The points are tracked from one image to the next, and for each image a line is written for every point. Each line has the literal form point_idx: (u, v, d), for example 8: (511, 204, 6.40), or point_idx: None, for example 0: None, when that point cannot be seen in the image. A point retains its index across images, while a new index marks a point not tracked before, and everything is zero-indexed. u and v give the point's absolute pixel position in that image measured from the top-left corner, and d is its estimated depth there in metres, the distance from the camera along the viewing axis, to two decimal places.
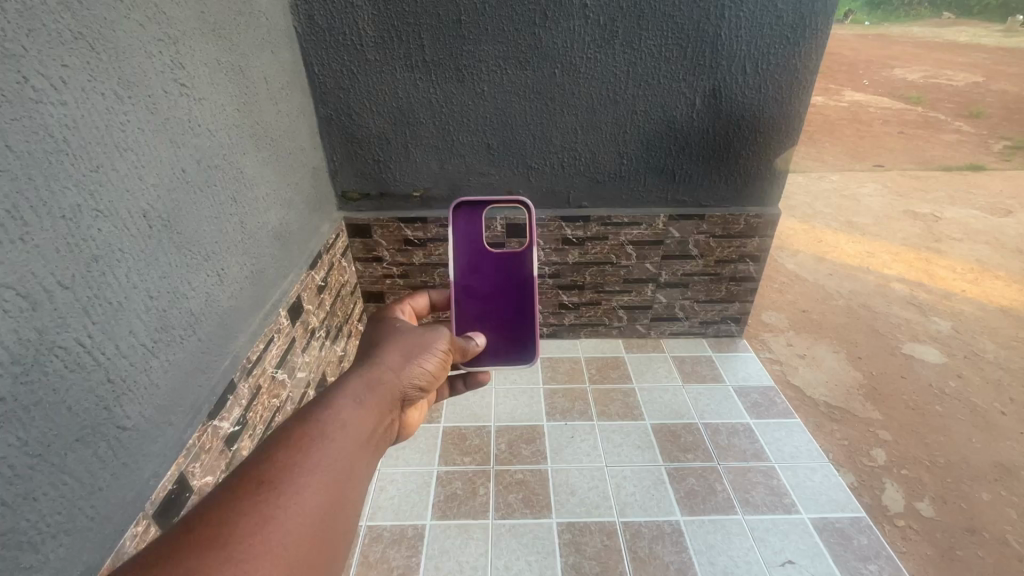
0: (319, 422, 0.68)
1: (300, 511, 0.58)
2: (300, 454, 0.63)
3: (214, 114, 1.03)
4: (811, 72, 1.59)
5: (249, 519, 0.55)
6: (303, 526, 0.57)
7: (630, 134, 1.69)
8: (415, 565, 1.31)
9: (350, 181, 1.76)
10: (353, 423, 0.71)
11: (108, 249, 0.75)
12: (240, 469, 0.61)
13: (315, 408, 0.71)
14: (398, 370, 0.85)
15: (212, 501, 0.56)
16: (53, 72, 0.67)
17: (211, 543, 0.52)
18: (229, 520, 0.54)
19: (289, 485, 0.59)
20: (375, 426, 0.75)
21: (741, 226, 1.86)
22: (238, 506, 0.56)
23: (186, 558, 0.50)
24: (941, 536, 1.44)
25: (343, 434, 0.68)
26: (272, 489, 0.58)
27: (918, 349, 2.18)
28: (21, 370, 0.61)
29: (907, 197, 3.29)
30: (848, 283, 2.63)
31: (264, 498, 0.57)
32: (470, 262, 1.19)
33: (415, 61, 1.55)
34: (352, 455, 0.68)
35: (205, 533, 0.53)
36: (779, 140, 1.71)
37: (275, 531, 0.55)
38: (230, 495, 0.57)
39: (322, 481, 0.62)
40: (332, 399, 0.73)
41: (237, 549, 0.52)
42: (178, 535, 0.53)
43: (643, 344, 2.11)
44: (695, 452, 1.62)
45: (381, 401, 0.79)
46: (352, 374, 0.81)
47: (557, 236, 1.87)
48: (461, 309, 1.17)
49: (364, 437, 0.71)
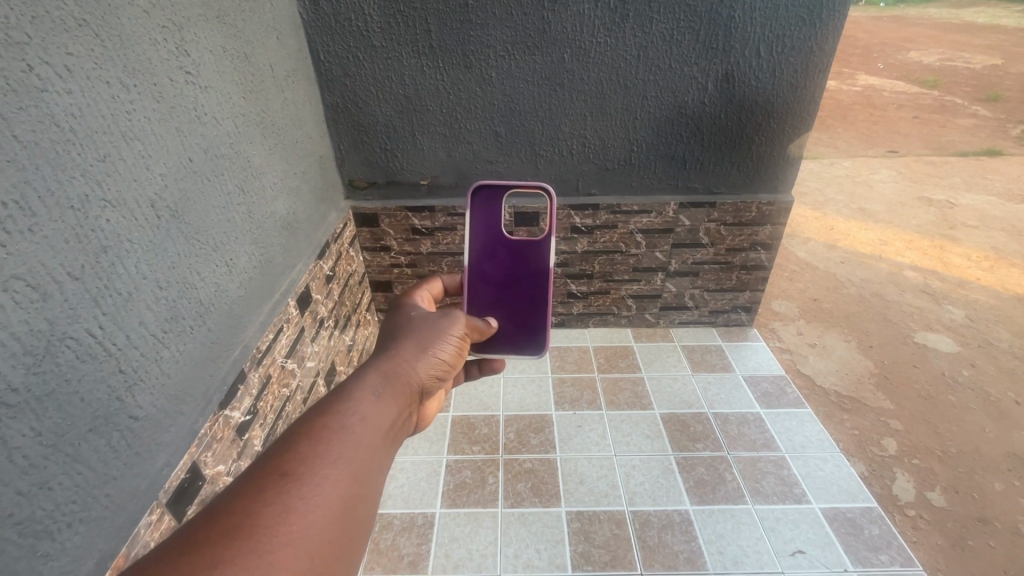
0: (340, 415, 0.68)
1: (322, 503, 0.58)
2: (320, 445, 0.63)
3: (219, 102, 1.02)
4: (827, 55, 1.55)
5: (272, 511, 0.55)
6: (326, 517, 0.57)
7: (641, 120, 1.66)
8: (425, 553, 1.32)
9: (358, 170, 1.75)
10: (372, 415, 0.71)
11: (118, 239, 0.74)
12: (263, 460, 0.61)
13: (335, 400, 0.71)
14: (416, 360, 0.85)
15: (236, 492, 0.57)
16: (58, 60, 0.66)
17: (236, 535, 0.52)
18: (253, 511, 0.55)
19: (311, 477, 0.59)
20: (395, 418, 0.75)
21: (753, 213, 1.84)
22: (260, 497, 0.56)
23: (210, 551, 0.51)
24: (952, 525, 1.43)
25: (363, 425, 0.68)
26: (294, 480, 0.58)
27: (931, 337, 2.15)
28: (34, 361, 0.61)
29: (921, 182, 3.21)
30: (861, 272, 2.56)
31: (286, 489, 0.57)
32: (487, 247, 1.18)
33: (421, 47, 1.52)
34: (373, 446, 0.68)
35: (230, 525, 0.53)
36: (793, 125, 1.68)
37: (299, 521, 0.55)
38: (253, 485, 0.57)
39: (343, 472, 0.62)
40: (351, 391, 0.73)
41: (260, 540, 0.52)
42: (203, 527, 0.53)
43: (651, 334, 2.10)
44: (704, 441, 1.61)
45: (400, 391, 0.78)
46: (370, 365, 0.81)
47: (566, 224, 1.85)
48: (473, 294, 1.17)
49: (384, 428, 0.71)
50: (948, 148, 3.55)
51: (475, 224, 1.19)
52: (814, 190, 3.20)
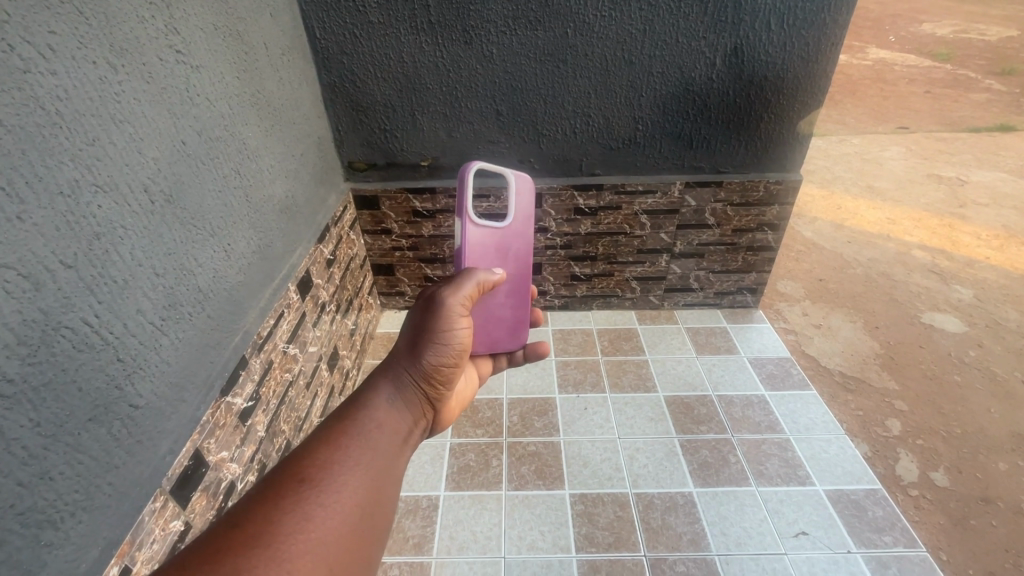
0: (353, 425, 0.74)
1: (337, 509, 0.64)
2: (335, 454, 0.69)
3: (212, 82, 0.99)
4: (840, 27, 1.50)
5: (292, 517, 0.61)
6: (341, 523, 0.63)
7: (647, 97, 1.62)
8: (430, 534, 1.33)
9: (357, 151, 1.71)
10: (384, 423, 0.77)
11: (111, 226, 0.73)
12: (281, 468, 0.67)
13: (348, 410, 0.77)
14: (424, 367, 0.85)
15: (257, 499, 0.62)
16: (41, 39, 0.64)
17: (257, 542, 0.57)
18: (273, 519, 0.60)
19: (327, 485, 0.65)
20: (406, 424, 0.81)
21: (760, 193, 1.80)
22: (281, 505, 0.61)
23: (233, 557, 0.56)
24: (954, 505, 1.43)
25: (376, 435, 0.74)
26: (312, 488, 0.64)
27: (938, 317, 2.12)
28: (29, 351, 0.60)
29: (932, 158, 3.15)
30: (869, 251, 2.52)
31: (305, 498, 0.63)
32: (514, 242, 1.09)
33: (419, 23, 1.48)
34: (383, 453, 0.74)
35: (251, 532, 0.58)
36: (803, 101, 1.63)
37: (315, 528, 0.61)
38: (273, 494, 0.63)
39: (357, 480, 0.68)
40: (364, 401, 0.79)
41: (279, 547, 0.58)
42: (226, 534, 0.58)
43: (655, 316, 2.08)
44: (708, 424, 1.61)
45: (407, 400, 0.83)
46: (379, 373, 0.84)
47: (569, 206, 1.82)
48: (519, 297, 1.12)
49: (395, 436, 0.77)
50: (960, 123, 3.49)
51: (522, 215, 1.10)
52: (821, 168, 3.16)
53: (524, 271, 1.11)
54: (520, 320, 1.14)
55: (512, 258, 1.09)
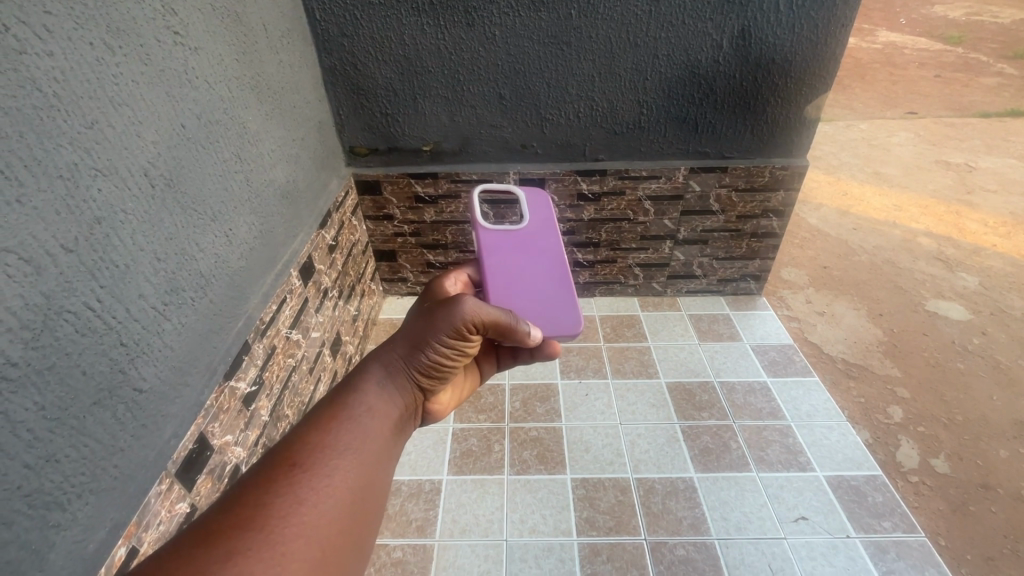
0: (347, 410, 0.74)
1: (331, 493, 0.64)
2: (326, 439, 0.69)
3: (211, 64, 0.98)
4: (851, 8, 1.47)
5: (285, 500, 0.61)
6: (335, 507, 0.64)
7: (653, 81, 1.59)
8: (432, 518, 1.35)
9: (358, 135, 1.70)
10: (377, 409, 0.77)
11: (111, 211, 0.72)
12: (273, 453, 0.67)
13: (341, 394, 0.77)
14: (419, 355, 0.85)
15: (250, 484, 0.63)
16: (35, 20, 0.63)
17: (250, 526, 0.58)
18: (266, 501, 0.61)
19: (320, 470, 0.66)
20: (399, 411, 0.81)
21: (766, 178, 1.78)
22: (275, 488, 0.62)
23: (226, 540, 0.56)
24: (954, 491, 1.44)
25: (370, 420, 0.75)
26: (304, 472, 0.65)
27: (942, 305, 2.11)
28: (31, 336, 0.60)
29: (941, 144, 3.11)
30: (874, 238, 2.50)
31: (297, 481, 0.63)
32: (537, 239, 1.12)
33: (421, 4, 1.46)
34: (376, 439, 0.74)
35: (243, 516, 0.59)
36: (812, 85, 1.61)
37: (308, 512, 0.61)
38: (265, 478, 0.63)
39: (350, 465, 0.68)
40: (357, 385, 0.79)
41: (273, 530, 0.58)
42: (221, 516, 0.58)
43: (658, 302, 2.07)
44: (710, 410, 1.62)
45: (398, 387, 0.83)
46: (373, 359, 0.84)
47: (573, 191, 1.80)
48: (560, 287, 1.08)
49: (387, 423, 0.78)
50: (969, 109, 3.44)
51: (541, 215, 1.15)
52: (828, 154, 3.12)
53: (557, 260, 1.11)
54: (565, 306, 1.06)
55: (538, 252, 1.11)
